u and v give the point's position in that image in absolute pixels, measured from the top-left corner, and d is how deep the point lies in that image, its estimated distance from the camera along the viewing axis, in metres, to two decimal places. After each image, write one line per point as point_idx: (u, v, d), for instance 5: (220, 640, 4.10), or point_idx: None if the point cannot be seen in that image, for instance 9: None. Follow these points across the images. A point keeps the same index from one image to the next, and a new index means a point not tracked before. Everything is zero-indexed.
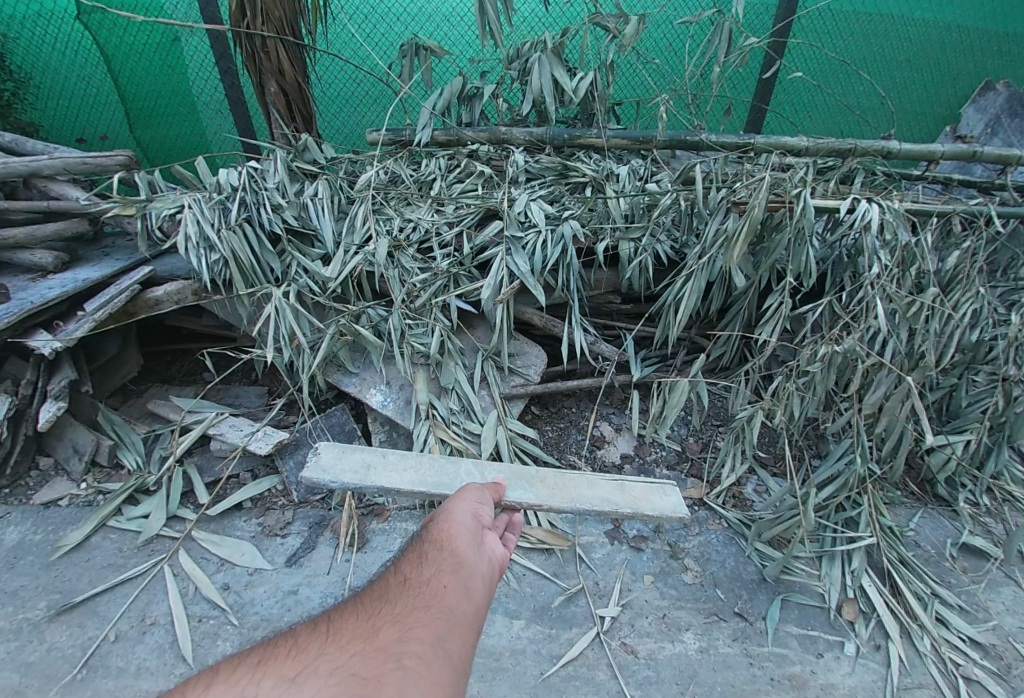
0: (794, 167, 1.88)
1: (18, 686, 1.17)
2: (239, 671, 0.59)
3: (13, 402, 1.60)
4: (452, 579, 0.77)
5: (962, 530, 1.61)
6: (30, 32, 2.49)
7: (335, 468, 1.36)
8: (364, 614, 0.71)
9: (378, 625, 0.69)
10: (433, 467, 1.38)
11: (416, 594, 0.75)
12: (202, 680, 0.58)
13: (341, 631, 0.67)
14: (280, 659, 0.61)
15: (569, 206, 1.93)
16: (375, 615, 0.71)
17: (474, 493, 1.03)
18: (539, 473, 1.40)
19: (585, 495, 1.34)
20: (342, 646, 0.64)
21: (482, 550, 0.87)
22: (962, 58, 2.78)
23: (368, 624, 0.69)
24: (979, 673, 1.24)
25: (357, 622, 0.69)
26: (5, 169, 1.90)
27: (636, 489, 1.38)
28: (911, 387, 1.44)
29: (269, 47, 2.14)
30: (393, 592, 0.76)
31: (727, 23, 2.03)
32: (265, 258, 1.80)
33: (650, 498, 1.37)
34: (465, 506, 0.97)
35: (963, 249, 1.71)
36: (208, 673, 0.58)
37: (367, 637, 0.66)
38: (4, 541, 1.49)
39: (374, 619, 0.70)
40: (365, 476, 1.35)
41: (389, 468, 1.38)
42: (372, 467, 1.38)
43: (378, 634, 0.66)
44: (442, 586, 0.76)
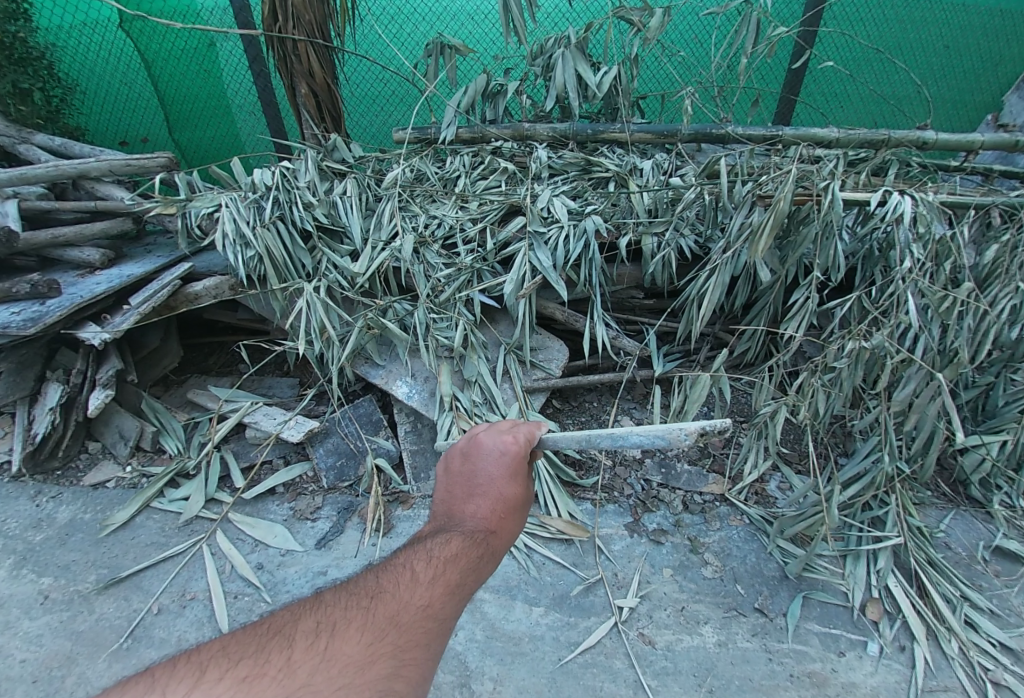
0: (824, 158, 1.83)
1: (71, 653, 1.26)
2: (222, 684, 0.54)
3: (64, 390, 1.72)
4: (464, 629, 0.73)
5: (996, 533, 1.56)
6: (76, 40, 2.61)
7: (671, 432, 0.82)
8: (366, 631, 0.64)
9: (380, 652, 0.62)
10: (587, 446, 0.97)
11: (427, 627, 0.69)
12: (188, 676, 0.56)
13: (339, 652, 0.61)
14: (265, 681, 0.55)
15: (592, 201, 1.94)
16: (381, 633, 0.64)
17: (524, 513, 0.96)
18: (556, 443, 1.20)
19: None
20: (332, 675, 0.58)
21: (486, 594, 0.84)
22: (1008, 42, 2.66)
23: (368, 646, 0.62)
24: (1009, 679, 1.21)
25: (364, 637, 0.63)
26: (57, 172, 2.02)
27: None
28: (942, 383, 1.41)
29: (300, 49, 2.21)
30: (414, 614, 0.69)
31: (754, 13, 2.00)
32: (297, 254, 1.87)
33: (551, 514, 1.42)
34: (515, 531, 0.90)
35: (1002, 242, 1.64)
36: (194, 673, 0.55)
37: (363, 668, 0.59)
38: (57, 519, 1.60)
39: (378, 644, 0.63)
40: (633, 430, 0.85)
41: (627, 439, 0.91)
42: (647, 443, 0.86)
43: (374, 666, 0.60)
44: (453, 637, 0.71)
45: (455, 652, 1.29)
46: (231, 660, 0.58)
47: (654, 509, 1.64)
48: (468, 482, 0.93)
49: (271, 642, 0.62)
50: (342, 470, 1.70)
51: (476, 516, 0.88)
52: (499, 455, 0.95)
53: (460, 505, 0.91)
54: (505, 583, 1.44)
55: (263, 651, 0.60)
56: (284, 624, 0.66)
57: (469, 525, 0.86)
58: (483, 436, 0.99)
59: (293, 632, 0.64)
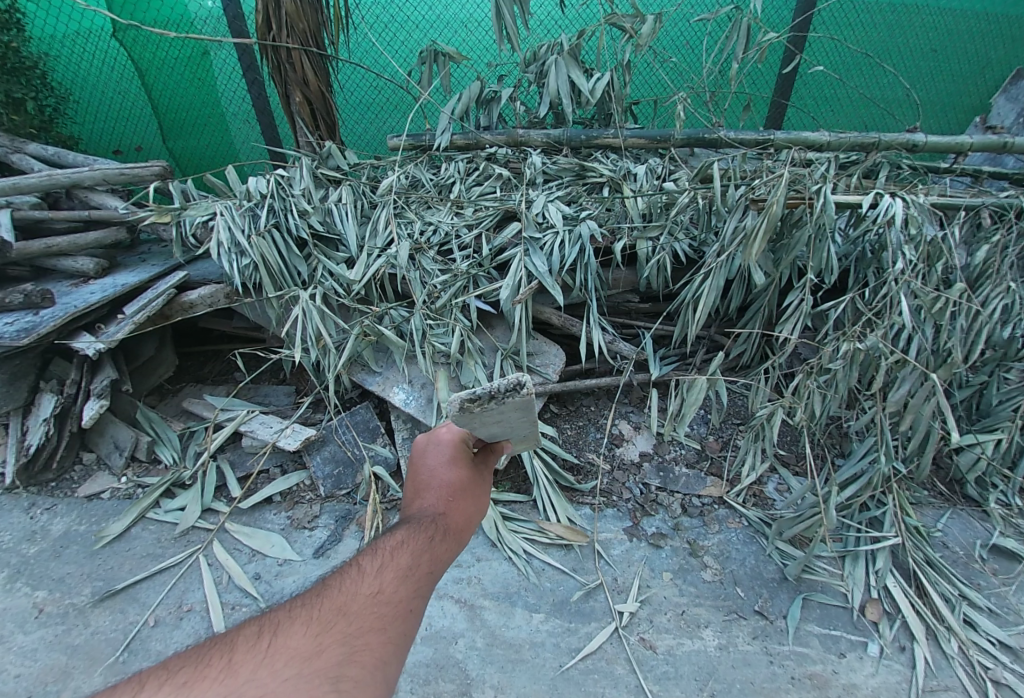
0: (816, 162, 1.85)
1: (66, 668, 1.25)
2: (164, 692, 0.58)
3: (59, 400, 1.70)
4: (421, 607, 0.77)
5: (993, 531, 1.56)
6: (69, 50, 2.61)
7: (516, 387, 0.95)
8: (312, 627, 0.68)
9: (327, 641, 0.66)
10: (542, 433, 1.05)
11: (378, 610, 0.72)
12: (128, 690, 0.58)
13: (282, 648, 0.64)
14: (207, 681, 0.58)
15: (587, 206, 1.95)
16: (327, 626, 0.68)
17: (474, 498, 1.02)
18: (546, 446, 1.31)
19: None
20: (277, 669, 0.61)
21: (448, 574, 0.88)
22: (993, 46, 2.70)
23: (316, 638, 0.66)
24: (1008, 677, 1.22)
25: (308, 631, 0.67)
26: (50, 182, 2.01)
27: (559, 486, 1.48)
28: (937, 383, 1.41)
29: (294, 58, 2.22)
30: (362, 601, 0.72)
31: (745, 19, 2.02)
32: (292, 261, 1.87)
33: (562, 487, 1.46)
34: (466, 513, 0.97)
35: (993, 243, 1.66)
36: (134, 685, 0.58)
37: (311, 656, 0.63)
38: (51, 531, 1.58)
39: (324, 634, 0.67)
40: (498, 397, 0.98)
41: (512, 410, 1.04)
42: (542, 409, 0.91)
43: (321, 655, 0.64)
44: (410, 613, 0.75)
45: (455, 660, 1.28)
46: (171, 670, 0.61)
47: (653, 513, 1.64)
48: (416, 482, 1.01)
49: (213, 648, 0.65)
50: (339, 478, 1.69)
51: (425, 509, 0.94)
52: (440, 451, 1.05)
53: (411, 504, 0.97)
54: (505, 589, 1.44)
55: (205, 657, 0.63)
56: (227, 632, 0.68)
57: (419, 514, 0.92)
58: (423, 440, 1.09)
59: (235, 637, 0.67)
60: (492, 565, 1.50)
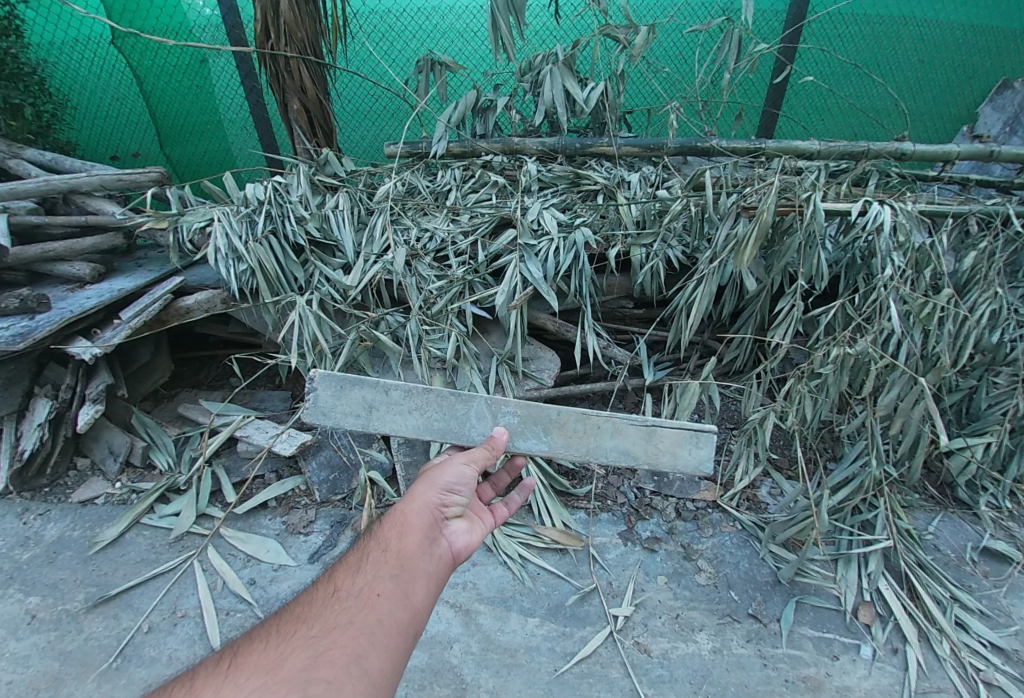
0: (806, 170, 1.89)
1: (58, 674, 1.24)
2: None
3: (53, 405, 1.70)
4: (389, 585, 0.77)
5: (984, 534, 1.58)
6: (68, 57, 2.63)
7: (335, 411, 1.27)
8: (273, 642, 0.70)
9: (290, 650, 0.69)
10: (437, 409, 1.28)
11: (339, 608, 0.75)
12: None
13: (244, 664, 0.67)
14: None
15: (582, 213, 1.97)
16: (287, 638, 0.71)
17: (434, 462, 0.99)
18: (556, 416, 1.26)
19: (602, 448, 1.25)
20: (241, 684, 0.64)
21: (430, 543, 0.85)
22: (980, 57, 2.75)
23: (276, 651, 0.68)
24: (1001, 678, 1.22)
25: (267, 646, 0.70)
26: (48, 187, 2.02)
27: (664, 439, 1.24)
28: (926, 388, 1.44)
29: (292, 66, 2.24)
30: (322, 606, 0.76)
31: (737, 30, 2.06)
32: (289, 267, 1.88)
33: (678, 450, 1.23)
34: (425, 485, 0.93)
35: (980, 249, 1.69)
36: None
37: (275, 668, 0.66)
38: (45, 537, 1.58)
39: (286, 645, 0.70)
40: (368, 420, 1.28)
41: (393, 410, 1.28)
42: (372, 407, 1.29)
43: (286, 663, 0.67)
44: (375, 598, 0.76)
45: (451, 665, 1.28)
46: None
47: (648, 517, 1.65)
48: None
49: (175, 688, 0.66)
50: (335, 483, 1.70)
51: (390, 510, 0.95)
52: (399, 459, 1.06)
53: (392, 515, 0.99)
54: (500, 594, 1.44)
55: (171, 689, 0.66)
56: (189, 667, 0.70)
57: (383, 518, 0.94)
58: None
59: (197, 669, 0.69)
60: (487, 570, 1.50)
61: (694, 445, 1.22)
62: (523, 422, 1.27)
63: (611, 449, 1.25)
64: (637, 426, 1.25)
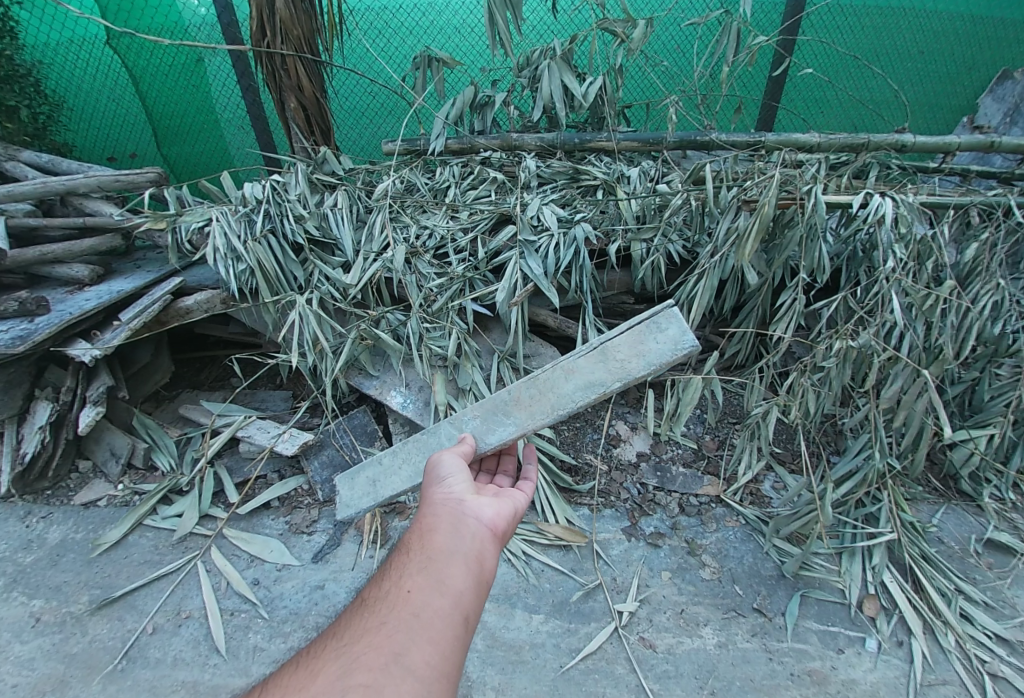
0: (806, 163, 1.88)
1: (64, 676, 1.23)
2: None
3: (54, 408, 1.69)
4: (418, 580, 0.75)
5: (988, 526, 1.58)
6: (63, 58, 2.61)
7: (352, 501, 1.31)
8: (306, 662, 0.69)
9: (325, 665, 0.67)
10: (418, 450, 1.25)
11: (373, 616, 0.73)
12: None
13: (280, 686, 0.66)
14: None
15: (581, 208, 1.96)
16: (319, 656, 0.70)
17: (432, 461, 0.99)
18: (509, 395, 1.20)
19: (565, 394, 1.14)
20: None
21: (456, 527, 0.83)
22: (980, 47, 2.74)
23: (310, 669, 0.67)
24: (1006, 670, 1.22)
25: (300, 668, 0.68)
26: (45, 189, 2.01)
27: (619, 349, 1.11)
28: (929, 380, 1.43)
29: (289, 64, 2.23)
30: (355, 619, 0.75)
31: (735, 22, 2.04)
32: (288, 266, 1.87)
33: (643, 347, 1.10)
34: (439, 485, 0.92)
35: (982, 240, 1.69)
36: None
37: (312, 680, 0.65)
38: (48, 540, 1.57)
39: (321, 662, 0.68)
40: (376, 493, 1.28)
41: (391, 473, 1.28)
42: (375, 482, 1.30)
43: (322, 676, 0.65)
44: (408, 595, 0.74)
45: None
46: None
47: (651, 513, 1.64)
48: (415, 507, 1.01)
49: None
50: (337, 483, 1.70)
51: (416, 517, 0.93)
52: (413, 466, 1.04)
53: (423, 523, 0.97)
54: (504, 591, 1.44)
55: None
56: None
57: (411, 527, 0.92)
58: None
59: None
60: None
61: (654, 332, 1.09)
62: (484, 420, 1.21)
63: (575, 391, 1.14)
64: (589, 355, 1.14)
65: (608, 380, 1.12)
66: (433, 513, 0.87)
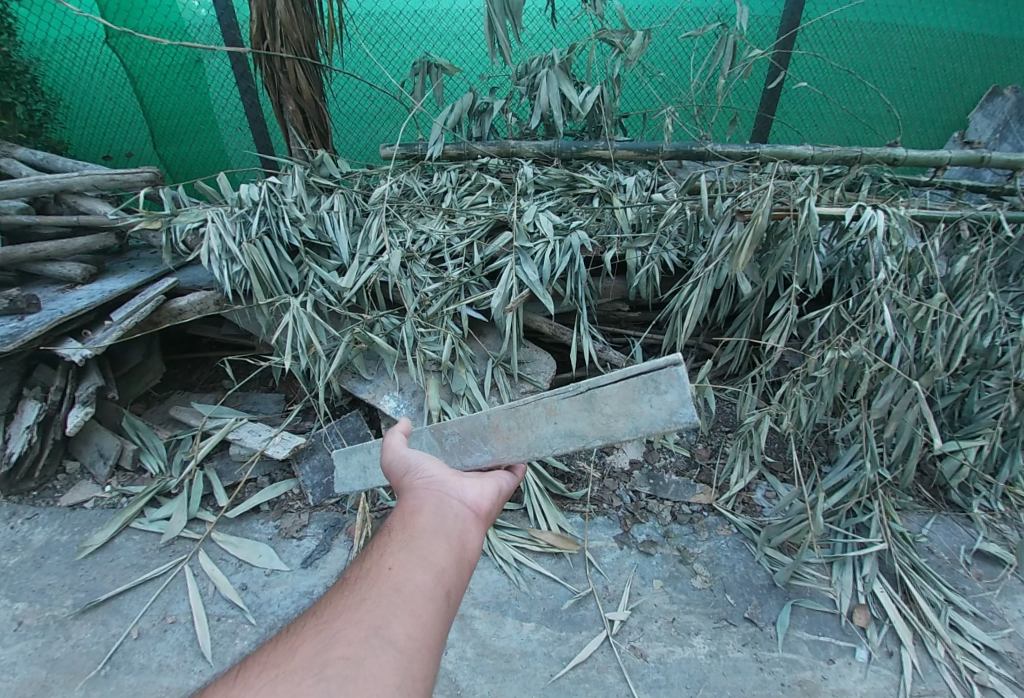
0: (800, 175, 1.89)
1: (45, 681, 1.21)
2: None
3: (43, 407, 1.67)
4: (400, 556, 0.72)
5: (977, 537, 1.59)
6: (62, 56, 2.61)
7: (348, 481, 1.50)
8: (282, 637, 0.67)
9: (302, 640, 0.65)
10: None
11: (351, 592, 0.71)
12: None
13: (255, 662, 0.64)
14: None
15: (578, 216, 1.97)
16: (296, 632, 0.67)
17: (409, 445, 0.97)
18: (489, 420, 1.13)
19: (543, 437, 1.03)
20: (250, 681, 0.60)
21: (438, 509, 0.80)
22: (971, 64, 2.79)
23: (286, 645, 0.65)
24: (994, 680, 1.23)
25: (275, 644, 0.66)
26: (39, 187, 2.00)
27: (607, 403, 0.95)
28: (920, 390, 1.44)
29: (288, 67, 2.24)
30: (333, 595, 0.72)
31: (732, 35, 2.07)
32: (283, 269, 1.86)
33: (634, 406, 0.93)
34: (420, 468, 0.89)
35: (972, 254, 1.71)
36: None
37: (289, 655, 0.63)
38: (32, 542, 1.55)
39: (297, 638, 0.66)
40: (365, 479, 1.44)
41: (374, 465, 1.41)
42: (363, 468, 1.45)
43: (298, 653, 0.63)
44: (388, 571, 0.71)
45: (446, 672, 1.26)
46: None
47: (643, 521, 1.64)
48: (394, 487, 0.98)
49: None
50: (329, 487, 1.68)
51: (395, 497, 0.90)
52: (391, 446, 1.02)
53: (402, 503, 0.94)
54: (495, 598, 1.43)
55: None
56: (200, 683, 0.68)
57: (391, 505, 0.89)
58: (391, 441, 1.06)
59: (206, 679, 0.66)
60: (482, 574, 1.49)
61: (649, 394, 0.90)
62: (465, 437, 1.19)
63: (554, 435, 1.02)
64: (575, 398, 1.00)
65: (588, 433, 0.99)
66: (414, 495, 0.83)
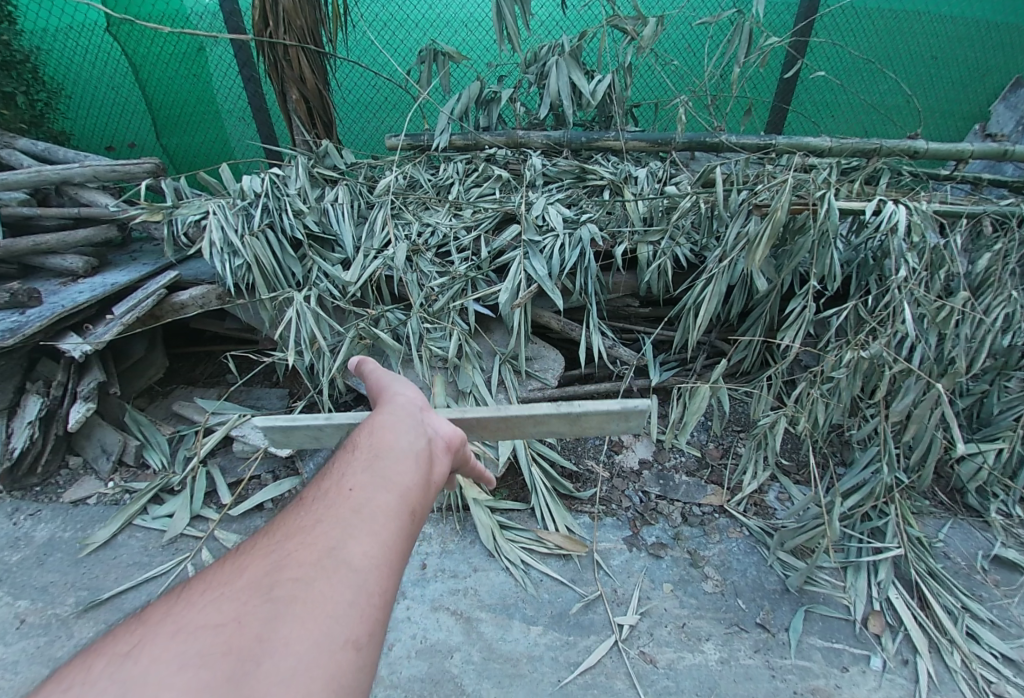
0: (817, 168, 1.82)
1: (47, 682, 1.20)
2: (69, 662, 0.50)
3: (44, 402, 1.66)
4: (362, 478, 0.66)
5: (995, 542, 1.55)
6: (62, 44, 2.57)
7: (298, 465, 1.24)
8: (234, 558, 0.60)
9: (253, 560, 0.59)
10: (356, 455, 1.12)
11: (307, 517, 0.64)
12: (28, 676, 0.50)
13: (200, 581, 0.57)
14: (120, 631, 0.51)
15: (587, 209, 1.92)
16: (248, 552, 0.61)
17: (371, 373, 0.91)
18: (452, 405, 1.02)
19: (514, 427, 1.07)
20: (196, 597, 0.54)
21: (403, 432, 0.75)
22: (994, 55, 2.70)
23: (237, 563, 0.59)
24: (1012, 691, 1.19)
25: (225, 564, 0.59)
26: (40, 178, 1.97)
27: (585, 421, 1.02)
28: (942, 393, 1.39)
29: (291, 55, 2.18)
30: (289, 519, 0.65)
31: (748, 23, 1.99)
32: (287, 262, 1.83)
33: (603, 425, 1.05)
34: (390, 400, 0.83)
35: (994, 251, 1.65)
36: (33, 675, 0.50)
37: (236, 576, 0.56)
38: (35, 538, 1.54)
39: (248, 561, 0.59)
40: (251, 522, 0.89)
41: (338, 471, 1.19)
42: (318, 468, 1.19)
43: (247, 572, 0.57)
44: (349, 491, 0.65)
45: (452, 675, 1.24)
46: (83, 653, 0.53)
47: (653, 522, 1.61)
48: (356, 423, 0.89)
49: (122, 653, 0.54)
50: None
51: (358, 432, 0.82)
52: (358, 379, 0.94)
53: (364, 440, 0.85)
54: (502, 601, 1.40)
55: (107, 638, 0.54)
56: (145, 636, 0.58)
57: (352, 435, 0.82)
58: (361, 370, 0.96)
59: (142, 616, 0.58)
60: (489, 576, 1.47)
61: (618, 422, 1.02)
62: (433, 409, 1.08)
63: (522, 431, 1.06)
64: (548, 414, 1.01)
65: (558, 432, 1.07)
66: (382, 418, 0.78)
